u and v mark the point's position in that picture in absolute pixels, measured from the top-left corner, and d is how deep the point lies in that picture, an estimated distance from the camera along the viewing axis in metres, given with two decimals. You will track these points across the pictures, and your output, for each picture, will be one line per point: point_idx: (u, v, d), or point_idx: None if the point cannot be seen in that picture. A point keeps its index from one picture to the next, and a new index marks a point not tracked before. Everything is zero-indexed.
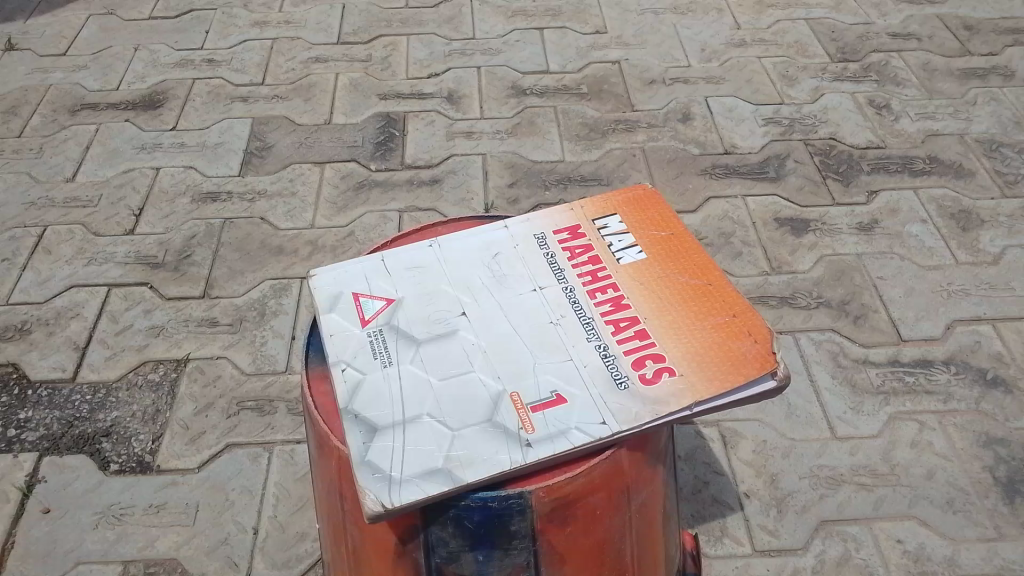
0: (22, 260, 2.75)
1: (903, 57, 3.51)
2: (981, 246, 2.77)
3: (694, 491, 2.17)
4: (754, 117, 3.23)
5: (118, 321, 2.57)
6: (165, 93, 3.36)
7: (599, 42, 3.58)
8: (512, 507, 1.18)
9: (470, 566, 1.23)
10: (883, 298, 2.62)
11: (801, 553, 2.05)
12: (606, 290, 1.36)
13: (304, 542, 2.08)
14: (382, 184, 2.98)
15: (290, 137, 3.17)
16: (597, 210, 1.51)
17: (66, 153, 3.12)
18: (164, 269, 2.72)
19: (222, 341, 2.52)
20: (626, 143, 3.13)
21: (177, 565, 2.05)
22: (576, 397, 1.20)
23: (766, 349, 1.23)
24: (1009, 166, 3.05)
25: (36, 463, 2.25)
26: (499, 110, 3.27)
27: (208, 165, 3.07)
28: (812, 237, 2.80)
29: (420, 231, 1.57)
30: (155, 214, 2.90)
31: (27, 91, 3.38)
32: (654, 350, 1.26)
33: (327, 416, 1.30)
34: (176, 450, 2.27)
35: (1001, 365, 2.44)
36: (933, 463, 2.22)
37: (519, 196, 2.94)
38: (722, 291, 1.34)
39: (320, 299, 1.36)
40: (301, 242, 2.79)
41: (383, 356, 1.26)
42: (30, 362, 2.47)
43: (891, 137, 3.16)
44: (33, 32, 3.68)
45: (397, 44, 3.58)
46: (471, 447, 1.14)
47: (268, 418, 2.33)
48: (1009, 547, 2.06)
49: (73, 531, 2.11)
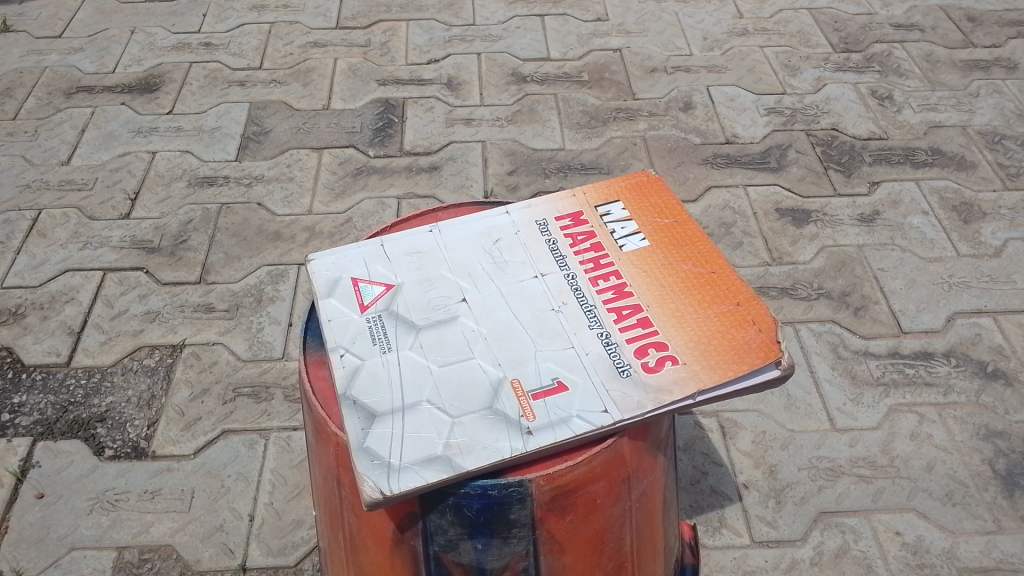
0: (17, 242, 2.73)
1: (906, 48, 3.48)
2: (983, 239, 2.76)
3: (692, 482, 2.16)
4: (756, 107, 3.21)
5: (113, 306, 2.55)
6: (161, 76, 3.32)
7: (600, 30, 3.55)
8: (512, 496, 1.16)
9: (469, 554, 1.22)
10: (884, 290, 2.61)
11: (799, 544, 2.05)
12: (609, 277, 1.34)
13: (300, 530, 2.07)
14: (380, 170, 2.96)
15: (288, 121, 3.14)
16: (599, 197, 1.49)
17: (61, 136, 3.09)
18: (160, 254, 2.69)
19: (219, 327, 2.50)
20: (627, 132, 3.11)
21: (172, 551, 2.04)
22: (578, 385, 1.18)
23: (771, 338, 1.22)
24: (1011, 158, 3.03)
25: (30, 447, 2.23)
26: (499, 97, 3.24)
27: (205, 149, 3.04)
28: (814, 228, 2.78)
29: (419, 216, 1.55)
30: (151, 199, 2.87)
31: (23, 73, 3.34)
32: (656, 338, 1.25)
33: (325, 402, 1.28)
34: (171, 436, 2.25)
35: (1002, 358, 2.44)
36: (932, 456, 2.22)
37: (518, 183, 2.92)
38: (726, 279, 1.33)
39: (319, 284, 1.34)
40: (299, 229, 2.77)
41: (382, 342, 1.25)
42: (24, 346, 2.45)
43: (893, 128, 3.14)
44: (29, 14, 3.63)
45: (397, 29, 3.55)
46: (471, 433, 1.13)
47: (264, 405, 2.32)
48: (1009, 540, 2.06)
49: (67, 517, 2.10)
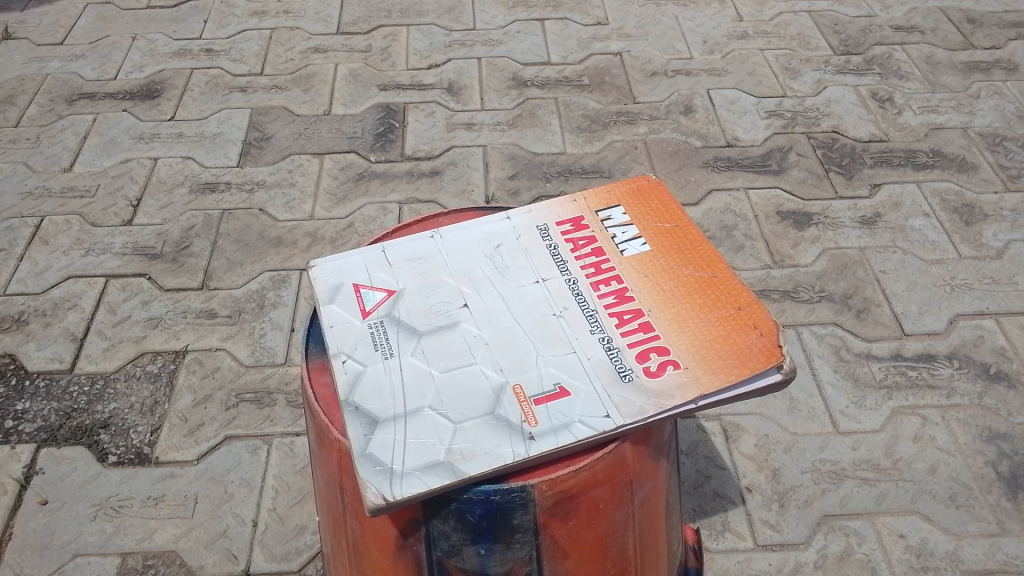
0: (19, 249, 2.74)
1: (906, 49, 3.49)
2: (984, 241, 2.76)
3: (695, 485, 2.16)
4: (756, 110, 3.21)
5: (116, 313, 2.55)
6: (162, 82, 3.33)
7: (600, 34, 3.56)
8: (515, 501, 1.16)
9: (472, 560, 1.22)
10: (886, 292, 2.60)
11: (803, 548, 2.04)
12: (610, 282, 1.34)
13: (304, 535, 2.07)
14: (382, 175, 2.96)
15: (289, 127, 3.14)
16: (600, 202, 1.50)
17: (64, 142, 3.09)
18: (163, 261, 2.70)
19: (221, 333, 2.50)
20: (628, 135, 3.11)
21: (175, 557, 2.04)
22: (580, 390, 1.18)
23: (773, 342, 1.22)
24: (1012, 159, 3.03)
25: (33, 454, 2.23)
26: (499, 101, 3.25)
27: (207, 155, 3.05)
28: (815, 230, 2.78)
29: (421, 222, 1.55)
30: (153, 204, 2.88)
31: (25, 80, 3.35)
32: (658, 343, 1.25)
33: (327, 408, 1.28)
34: (174, 442, 2.26)
35: (1005, 360, 2.43)
36: (935, 458, 2.21)
37: (519, 188, 2.92)
38: (727, 283, 1.33)
39: (320, 290, 1.34)
40: (301, 234, 2.77)
41: (384, 348, 1.25)
42: (27, 353, 2.46)
43: (894, 130, 3.14)
44: (31, 21, 3.64)
45: (397, 34, 3.56)
46: (474, 439, 1.13)
47: (267, 411, 2.32)
48: (1012, 542, 2.05)
49: (71, 523, 2.10)
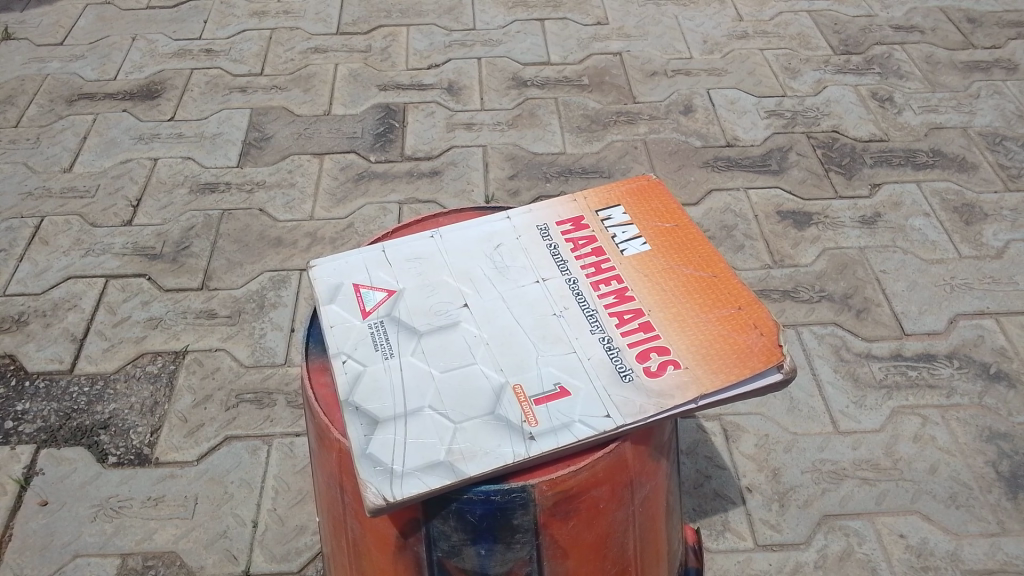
0: (19, 250, 2.74)
1: (906, 49, 3.49)
2: (984, 240, 2.75)
3: (695, 485, 2.16)
4: (756, 110, 3.21)
5: (116, 313, 2.55)
6: (162, 83, 3.33)
7: (600, 33, 3.56)
8: (515, 501, 1.16)
9: (473, 560, 1.22)
10: (886, 292, 2.60)
11: (803, 547, 2.04)
12: (610, 282, 1.34)
13: (304, 535, 2.07)
14: (381, 175, 2.96)
15: (289, 128, 3.14)
16: (600, 202, 1.50)
17: (64, 143, 3.09)
18: (163, 261, 2.69)
19: (221, 333, 2.50)
20: (628, 135, 3.11)
21: (175, 558, 2.04)
22: (580, 390, 1.18)
23: (773, 342, 1.22)
24: (1012, 159, 3.03)
25: (33, 455, 2.23)
26: (499, 101, 3.25)
27: (207, 156, 3.04)
28: (815, 230, 2.78)
29: (421, 222, 1.55)
30: (153, 205, 2.88)
31: (25, 80, 3.35)
32: (658, 342, 1.25)
33: (327, 408, 1.28)
34: (174, 442, 2.26)
35: (1005, 360, 2.43)
36: (936, 458, 2.21)
37: (519, 188, 2.92)
38: (727, 283, 1.33)
39: (320, 290, 1.34)
40: (301, 234, 2.77)
41: (384, 348, 1.25)
42: (28, 353, 2.46)
43: (894, 130, 3.14)
44: (31, 22, 3.64)
45: (397, 35, 3.55)
46: (474, 439, 1.13)
47: (267, 411, 2.32)
48: (1012, 541, 2.05)
49: (71, 524, 2.10)
